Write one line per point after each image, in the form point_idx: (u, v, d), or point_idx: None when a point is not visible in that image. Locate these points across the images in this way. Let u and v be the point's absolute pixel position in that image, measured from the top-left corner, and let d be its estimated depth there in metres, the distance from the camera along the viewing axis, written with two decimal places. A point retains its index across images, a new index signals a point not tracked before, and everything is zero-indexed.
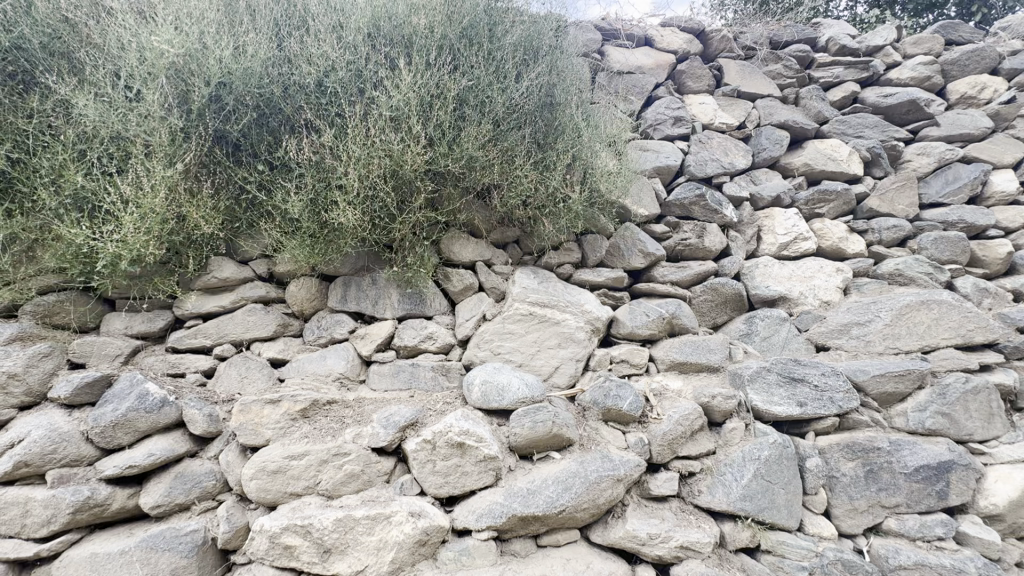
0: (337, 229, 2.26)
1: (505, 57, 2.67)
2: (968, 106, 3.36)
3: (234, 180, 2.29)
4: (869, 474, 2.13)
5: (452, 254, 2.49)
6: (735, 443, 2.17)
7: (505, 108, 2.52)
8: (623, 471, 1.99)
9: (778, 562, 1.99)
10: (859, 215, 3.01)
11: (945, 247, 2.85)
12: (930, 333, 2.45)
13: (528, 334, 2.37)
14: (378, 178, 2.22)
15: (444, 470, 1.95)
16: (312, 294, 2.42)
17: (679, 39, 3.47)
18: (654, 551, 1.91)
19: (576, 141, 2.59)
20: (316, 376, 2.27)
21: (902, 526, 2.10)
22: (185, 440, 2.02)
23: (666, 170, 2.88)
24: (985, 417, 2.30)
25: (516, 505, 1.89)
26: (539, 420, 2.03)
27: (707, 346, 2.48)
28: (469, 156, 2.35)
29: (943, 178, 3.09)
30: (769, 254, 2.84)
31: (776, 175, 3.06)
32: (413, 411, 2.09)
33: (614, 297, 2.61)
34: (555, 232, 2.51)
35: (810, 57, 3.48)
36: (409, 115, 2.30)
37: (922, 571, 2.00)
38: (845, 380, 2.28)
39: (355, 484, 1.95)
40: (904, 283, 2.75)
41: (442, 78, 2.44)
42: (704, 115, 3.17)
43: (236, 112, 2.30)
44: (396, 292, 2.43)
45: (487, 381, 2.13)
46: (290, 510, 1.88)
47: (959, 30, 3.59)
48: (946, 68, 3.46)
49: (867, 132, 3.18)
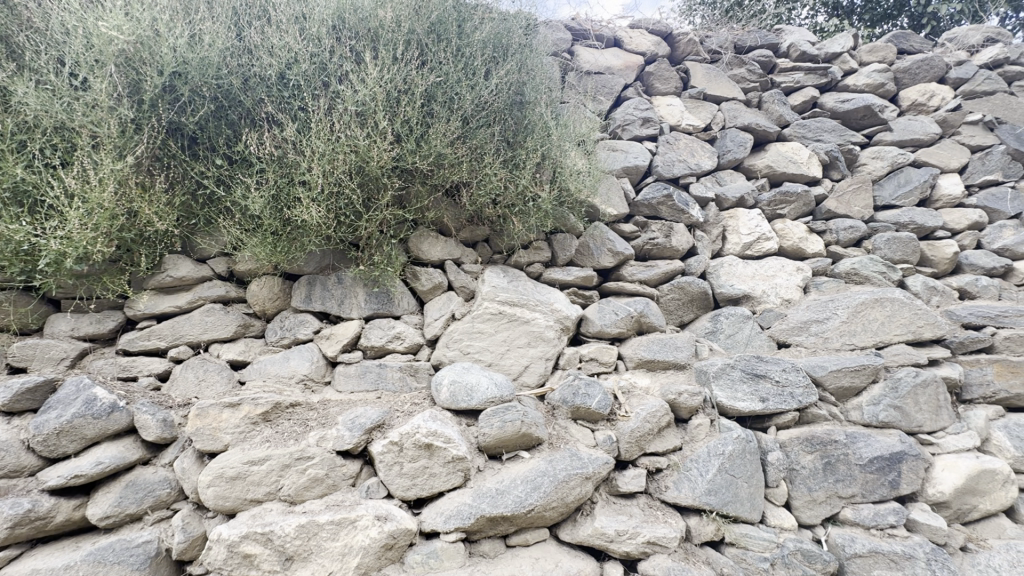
0: (301, 227, 2.19)
1: (474, 54, 2.64)
2: (918, 112, 3.51)
3: (190, 174, 2.20)
4: (826, 466, 2.21)
5: (420, 253, 2.45)
6: (700, 438, 2.22)
7: (473, 106, 2.50)
8: (592, 469, 2.00)
9: (741, 554, 2.04)
10: (818, 216, 3.12)
11: (897, 247, 2.98)
12: (883, 329, 2.56)
13: (498, 333, 2.36)
14: (344, 174, 2.16)
15: (411, 472, 1.91)
16: (275, 293, 2.35)
17: (647, 41, 3.51)
18: (622, 547, 1.92)
19: (545, 140, 2.58)
20: (278, 378, 2.20)
21: (858, 515, 2.17)
22: (136, 447, 1.92)
23: (635, 170, 2.91)
24: (934, 409, 2.41)
25: (485, 505, 1.87)
26: (508, 420, 2.02)
27: (674, 343, 2.51)
28: (438, 153, 2.32)
29: (895, 181, 3.23)
30: (733, 253, 2.91)
31: (740, 177, 3.14)
32: (379, 413, 2.05)
33: (583, 296, 2.61)
34: (525, 231, 2.49)
35: (773, 62, 3.58)
36: (375, 110, 2.26)
37: (876, 558, 2.07)
38: (805, 376, 2.35)
39: (318, 489, 1.90)
40: (860, 281, 2.86)
41: (409, 73, 2.41)
42: (671, 117, 3.22)
43: (192, 104, 2.21)
44: (363, 291, 2.38)
45: (456, 381, 2.11)
46: (249, 517, 1.81)
47: (910, 40, 3.77)
48: (899, 76, 3.61)
49: (825, 136, 3.29)
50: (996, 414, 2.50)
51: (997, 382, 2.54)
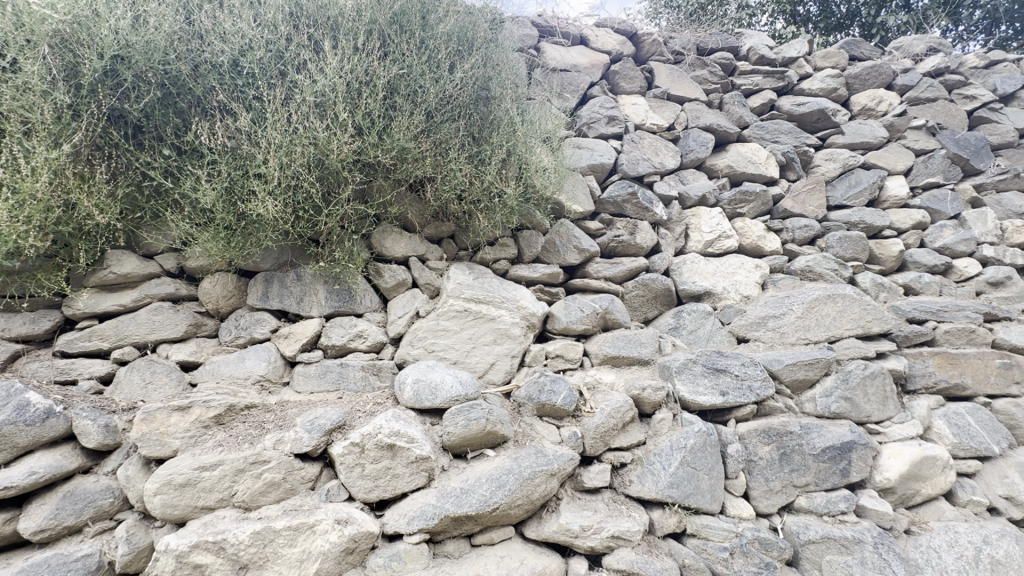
0: (256, 221, 2.10)
1: (438, 47, 2.59)
2: (867, 117, 3.67)
3: (134, 165, 2.07)
4: (782, 457, 2.29)
5: (384, 249, 2.40)
6: (663, 432, 2.25)
7: (437, 100, 2.46)
8: (557, 466, 2.00)
9: (702, 545, 2.08)
10: (775, 215, 3.22)
11: (848, 245, 3.11)
12: (834, 324, 2.68)
13: (463, 331, 2.33)
14: (302, 167, 2.09)
15: (374, 473, 1.87)
16: (229, 291, 2.25)
17: (613, 40, 3.54)
18: (587, 542, 1.93)
19: (511, 136, 2.56)
20: (232, 379, 2.11)
21: (812, 503, 2.25)
22: (75, 455, 1.81)
23: (600, 168, 2.93)
24: (881, 400, 2.53)
25: (449, 505, 1.84)
26: (473, 418, 2.00)
27: (638, 339, 2.54)
28: (402, 147, 2.27)
29: (846, 182, 3.37)
30: (696, 250, 2.96)
31: (702, 176, 3.21)
32: (340, 413, 2.00)
33: (550, 293, 2.61)
34: (491, 227, 2.46)
35: (733, 65, 3.67)
36: (335, 101, 2.20)
37: (829, 544, 2.16)
38: (762, 370, 2.42)
39: (275, 494, 1.83)
40: (814, 278, 2.98)
41: (370, 64, 2.35)
42: (636, 116, 3.26)
43: (136, 90, 2.08)
44: (323, 288, 2.31)
45: (420, 380, 2.07)
46: (200, 526, 1.72)
47: (861, 47, 3.92)
48: (850, 81, 3.76)
49: (782, 138, 3.40)
50: (937, 403, 2.64)
51: (938, 373, 2.68)
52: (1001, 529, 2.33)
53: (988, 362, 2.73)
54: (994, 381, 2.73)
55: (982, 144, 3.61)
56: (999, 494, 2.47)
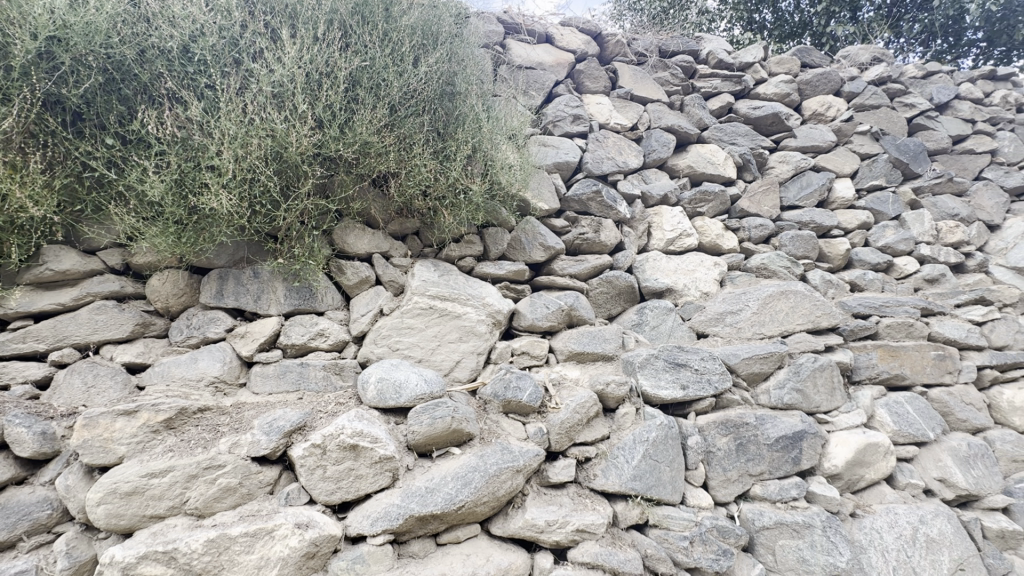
0: (209, 216, 2.01)
1: (402, 39, 2.54)
2: (817, 121, 3.84)
3: (73, 154, 1.94)
4: (739, 447, 2.37)
5: (346, 245, 2.35)
6: (627, 426, 2.30)
7: (401, 93, 2.42)
8: (522, 462, 2.01)
9: (663, 535, 2.13)
10: (733, 214, 3.33)
11: (800, 244, 3.26)
12: (787, 319, 2.81)
13: (428, 329, 2.31)
14: (258, 159, 2.01)
15: (336, 474, 1.83)
16: (180, 289, 2.14)
17: (578, 40, 3.57)
18: (552, 537, 1.95)
19: (476, 133, 2.55)
20: (184, 380, 2.01)
21: (766, 491, 2.35)
22: (7, 465, 1.70)
23: (566, 166, 2.95)
24: (830, 391, 2.66)
25: (414, 505, 1.82)
26: (438, 417, 1.98)
27: (603, 336, 2.58)
28: (364, 141, 2.23)
29: (798, 184, 3.52)
30: (658, 248, 3.03)
31: (663, 175, 3.28)
32: (300, 415, 1.94)
33: (515, 290, 2.62)
34: (456, 224, 2.44)
35: (693, 68, 3.77)
36: (294, 92, 2.13)
37: (781, 529, 2.26)
38: (720, 364, 2.51)
39: (231, 499, 1.75)
40: (769, 275, 3.11)
41: (331, 55, 2.29)
42: (601, 115, 3.30)
43: (75, 74, 1.95)
44: (282, 286, 2.24)
45: (384, 379, 2.04)
46: (149, 536, 1.64)
47: (812, 55, 4.10)
48: (802, 87, 3.92)
49: (739, 140, 3.52)
50: (880, 393, 2.81)
51: (880, 365, 2.85)
52: (935, 509, 2.51)
53: (925, 354, 2.92)
54: (930, 371, 2.92)
55: (920, 149, 3.85)
56: (933, 477, 2.65)
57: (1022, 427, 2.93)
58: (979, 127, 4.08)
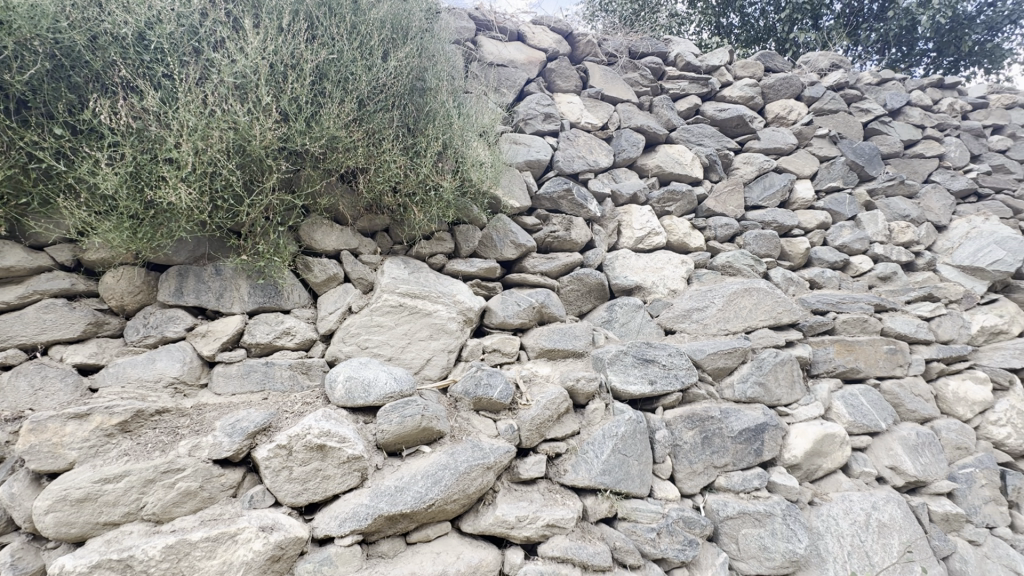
0: (168, 211, 1.93)
1: (370, 33, 2.50)
2: (779, 125, 3.97)
3: (17, 144, 1.81)
4: (704, 440, 2.44)
5: (313, 241, 2.30)
6: (597, 422, 2.33)
7: (370, 88, 2.38)
8: (492, 459, 2.01)
9: (632, 527, 2.17)
10: (699, 213, 3.41)
11: (763, 243, 3.36)
12: (750, 315, 2.90)
13: (398, 327, 2.29)
14: (220, 153, 1.94)
15: (302, 476, 1.79)
16: (136, 286, 2.06)
17: (549, 39, 3.58)
18: (523, 532, 1.96)
19: (447, 129, 2.53)
20: (141, 382, 1.93)
21: (730, 482, 2.42)
22: None
23: (537, 164, 2.97)
24: (790, 384, 2.76)
25: (383, 505, 1.80)
26: (408, 415, 1.96)
27: (573, 332, 2.61)
28: (332, 135, 2.18)
29: (761, 185, 3.64)
30: (627, 246, 3.08)
31: (633, 175, 3.34)
32: (265, 415, 1.89)
33: (486, 288, 2.62)
34: (427, 221, 2.42)
35: (662, 69, 3.84)
36: (257, 84, 2.08)
37: (744, 518, 2.34)
38: (687, 359, 2.57)
39: (191, 504, 1.70)
40: (733, 273, 3.20)
41: (297, 47, 2.24)
42: (571, 114, 3.32)
43: (18, 59, 1.81)
44: (245, 283, 2.17)
45: (352, 378, 2.01)
46: (103, 544, 1.57)
47: (775, 60, 4.22)
48: (765, 91, 4.05)
49: (706, 141, 3.61)
50: (836, 386, 2.93)
51: (837, 359, 2.97)
52: (887, 495, 2.64)
53: (878, 348, 3.07)
54: (883, 364, 3.06)
55: (875, 153, 4.03)
56: (885, 465, 2.78)
57: (966, 416, 3.11)
58: (929, 133, 4.29)
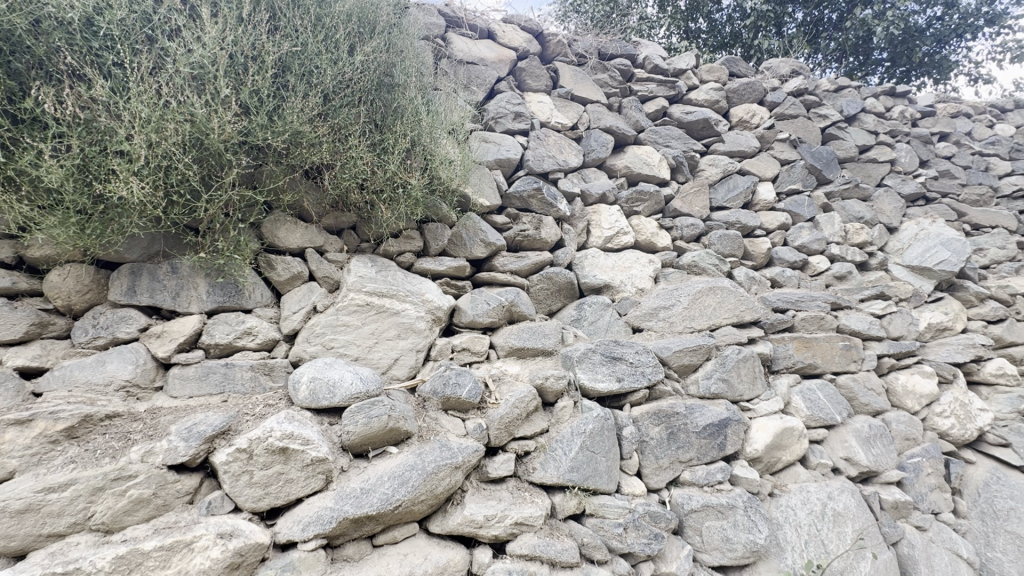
0: (119, 205, 1.84)
1: (335, 26, 2.45)
2: (743, 128, 4.08)
3: None
4: (670, 436, 2.49)
5: (276, 238, 2.24)
6: (565, 419, 2.35)
7: (335, 82, 2.34)
8: (461, 458, 2.00)
9: (599, 523, 2.20)
10: (667, 214, 3.48)
11: (728, 243, 3.46)
12: (714, 314, 2.98)
13: (365, 326, 2.25)
14: (175, 146, 1.86)
15: (264, 480, 1.75)
16: (84, 285, 1.96)
17: (519, 38, 3.58)
18: (491, 531, 1.96)
19: (416, 126, 2.50)
20: (90, 386, 1.84)
21: (694, 476, 2.48)
22: None
23: (507, 163, 2.96)
24: (751, 380, 2.85)
25: (348, 507, 1.77)
26: (374, 416, 1.93)
27: (542, 331, 2.63)
28: (295, 130, 2.13)
29: (726, 186, 3.74)
30: (596, 246, 3.12)
31: (602, 175, 3.37)
32: (223, 418, 1.83)
33: (456, 286, 2.61)
34: (395, 219, 2.39)
35: (631, 71, 3.89)
36: (216, 75, 2.01)
37: (707, 511, 2.40)
38: (653, 357, 2.62)
39: (143, 512, 1.62)
40: (699, 272, 3.28)
41: (259, 39, 2.18)
42: (542, 113, 3.33)
43: None
44: (203, 282, 2.10)
45: (317, 379, 1.97)
46: (46, 557, 1.47)
47: (739, 65, 4.34)
48: (730, 95, 4.15)
49: (673, 143, 3.68)
50: (796, 381, 3.04)
51: (796, 355, 3.09)
52: (842, 485, 2.75)
53: (834, 344, 3.19)
54: (839, 360, 3.19)
55: (832, 157, 4.19)
56: (840, 456, 2.90)
57: (914, 408, 3.27)
58: (882, 138, 4.48)
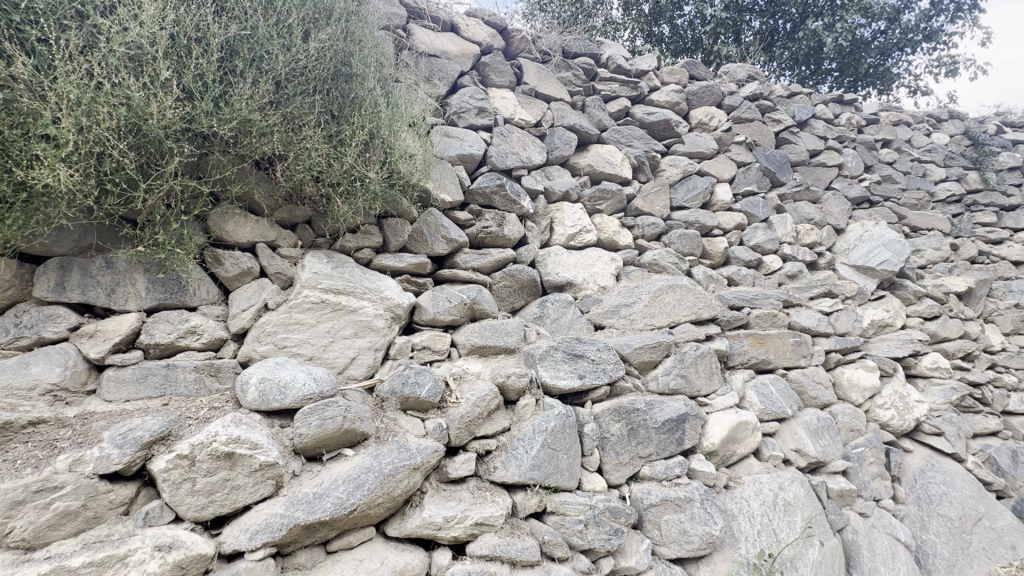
0: (44, 193, 1.70)
1: (288, 10, 2.32)
2: (702, 130, 4.18)
3: None
4: (630, 431, 2.52)
5: (224, 233, 2.13)
6: (527, 417, 2.34)
7: (288, 69, 2.23)
8: (420, 459, 1.95)
9: (560, 520, 2.20)
10: (629, 212, 3.52)
11: (688, 242, 3.53)
12: (673, 311, 3.04)
13: (320, 324, 2.17)
14: (109, 131, 1.73)
15: (208, 487, 1.65)
16: (4, 280, 1.78)
17: (483, 32, 3.54)
18: (450, 533, 1.92)
19: (375, 118, 2.42)
20: (9, 390, 1.68)
21: (653, 471, 2.52)
22: None
23: (470, 159, 2.92)
24: (708, 375, 2.92)
25: (300, 514, 1.69)
26: (328, 417, 1.86)
27: (505, 329, 2.59)
28: (244, 118, 2.03)
29: (685, 186, 3.81)
30: (559, 244, 3.13)
31: (566, 173, 3.38)
32: (163, 423, 1.72)
33: (416, 283, 2.55)
34: (352, 213, 2.31)
35: (594, 70, 3.91)
36: (155, 57, 1.88)
37: (666, 505, 2.44)
38: (614, 354, 2.64)
39: (71, 525, 1.50)
40: (659, 271, 3.33)
41: (204, 19, 2.05)
42: (505, 110, 3.30)
43: None
44: (143, 278, 1.97)
45: (267, 380, 1.88)
46: None
47: (698, 69, 4.45)
48: (690, 97, 4.24)
49: (635, 143, 3.72)
50: (750, 376, 3.14)
51: (750, 351, 3.19)
52: (792, 476, 2.86)
53: (786, 340, 3.31)
54: (790, 355, 3.32)
55: (785, 161, 4.35)
56: (790, 447, 3.02)
57: (858, 401, 3.44)
58: (831, 144, 4.69)
